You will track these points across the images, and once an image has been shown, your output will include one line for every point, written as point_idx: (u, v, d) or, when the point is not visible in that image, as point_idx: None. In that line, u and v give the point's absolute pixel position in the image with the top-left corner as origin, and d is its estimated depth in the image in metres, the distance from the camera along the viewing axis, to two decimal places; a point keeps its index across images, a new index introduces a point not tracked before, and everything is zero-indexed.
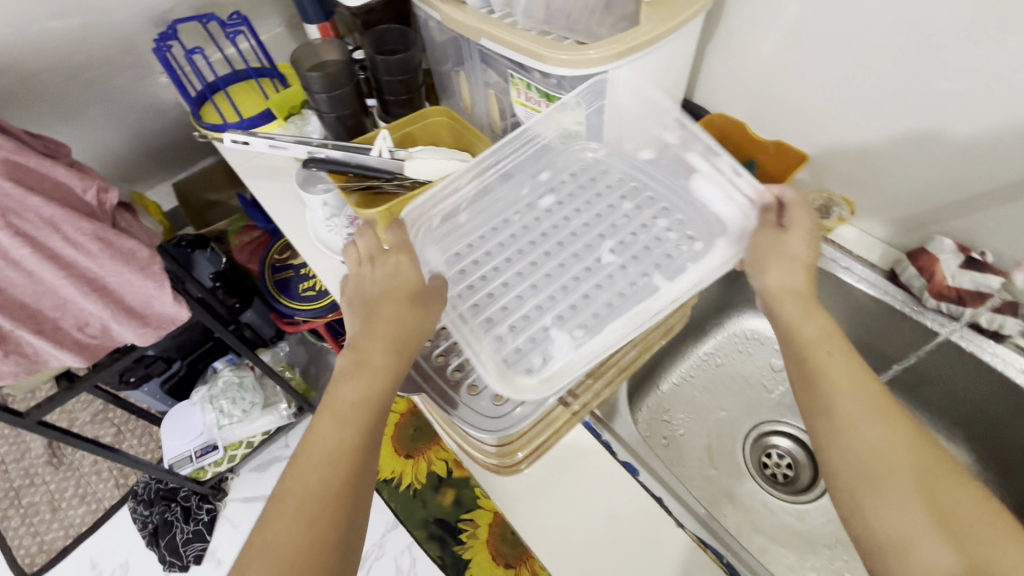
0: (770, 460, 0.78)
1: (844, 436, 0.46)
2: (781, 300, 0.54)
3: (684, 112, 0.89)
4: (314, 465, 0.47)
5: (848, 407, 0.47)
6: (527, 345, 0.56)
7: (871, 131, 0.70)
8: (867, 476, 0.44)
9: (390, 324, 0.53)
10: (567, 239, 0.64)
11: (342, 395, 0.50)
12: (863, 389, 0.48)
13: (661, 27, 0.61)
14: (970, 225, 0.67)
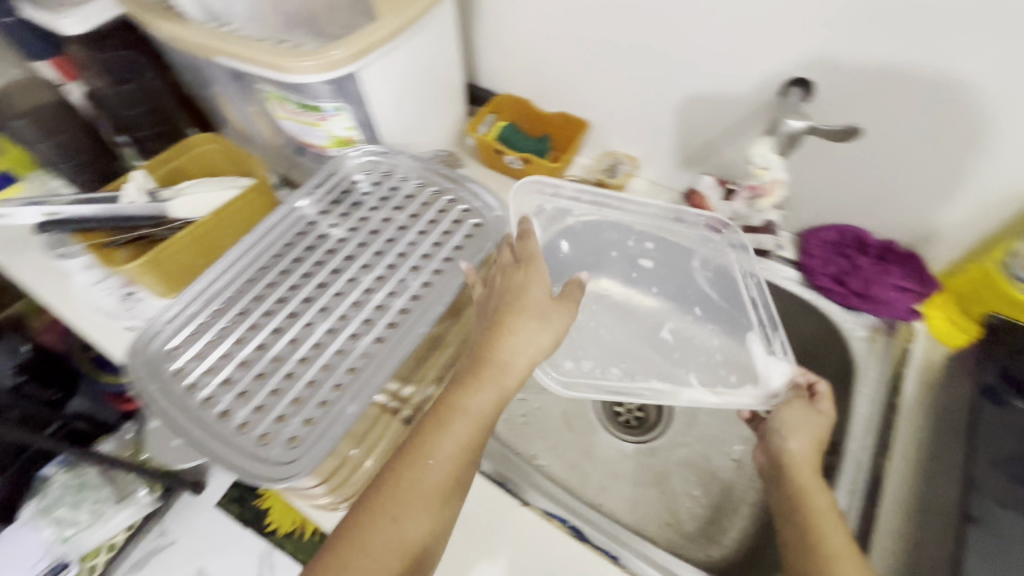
0: (623, 408, 0.83)
1: (792, 512, 0.49)
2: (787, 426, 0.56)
3: (473, 97, 0.89)
4: (419, 499, 0.44)
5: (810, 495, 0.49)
6: (289, 405, 0.48)
7: (627, 90, 0.74)
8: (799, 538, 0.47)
9: (481, 382, 0.49)
10: (330, 267, 0.57)
11: (453, 412, 0.48)
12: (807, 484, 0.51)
13: (399, 19, 0.59)
14: (724, 161, 0.74)
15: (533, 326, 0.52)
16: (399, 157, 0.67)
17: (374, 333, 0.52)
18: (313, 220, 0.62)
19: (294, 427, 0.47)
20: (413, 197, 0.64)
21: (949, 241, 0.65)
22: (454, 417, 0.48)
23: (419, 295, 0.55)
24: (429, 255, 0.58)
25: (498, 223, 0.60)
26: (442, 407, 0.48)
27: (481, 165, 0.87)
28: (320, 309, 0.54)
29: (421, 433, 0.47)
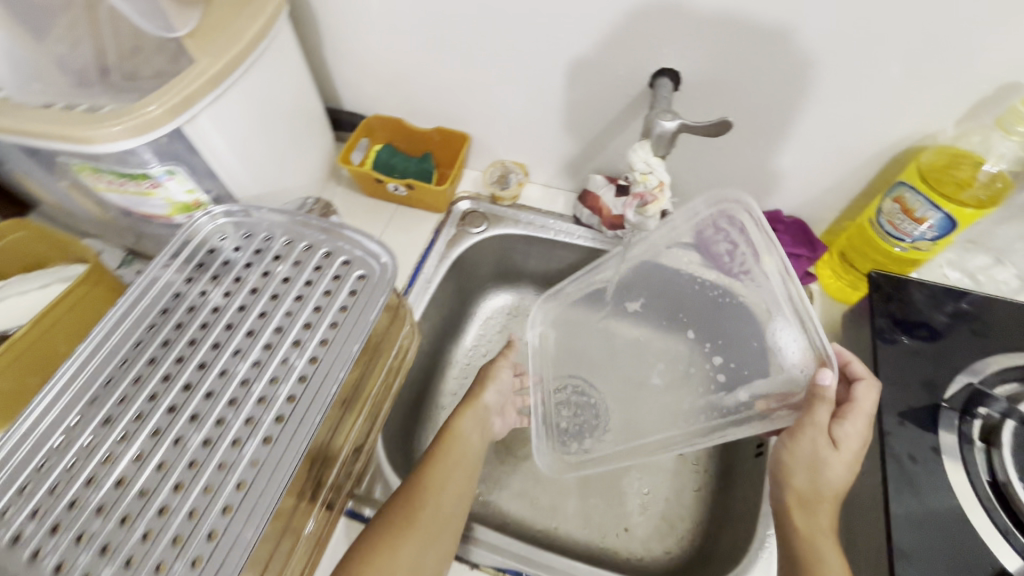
0: None
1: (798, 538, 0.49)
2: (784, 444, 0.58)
3: (341, 124, 0.81)
4: (442, 508, 0.55)
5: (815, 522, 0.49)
6: (184, 533, 0.41)
7: (500, 100, 0.70)
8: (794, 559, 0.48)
9: (468, 421, 0.65)
10: (205, 352, 0.49)
11: (454, 447, 0.61)
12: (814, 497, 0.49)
13: (220, 62, 0.51)
14: (610, 157, 0.73)
15: (492, 390, 0.70)
16: (258, 212, 0.58)
17: (259, 435, 0.45)
18: (165, 307, 0.52)
19: (193, 557, 0.40)
20: (283, 256, 0.56)
21: (827, 205, 0.68)
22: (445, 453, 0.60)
23: (306, 377, 0.47)
24: (312, 324, 0.51)
25: (383, 272, 0.53)
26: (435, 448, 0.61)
27: (365, 194, 0.81)
28: (190, 419, 0.46)
29: (432, 461, 0.59)
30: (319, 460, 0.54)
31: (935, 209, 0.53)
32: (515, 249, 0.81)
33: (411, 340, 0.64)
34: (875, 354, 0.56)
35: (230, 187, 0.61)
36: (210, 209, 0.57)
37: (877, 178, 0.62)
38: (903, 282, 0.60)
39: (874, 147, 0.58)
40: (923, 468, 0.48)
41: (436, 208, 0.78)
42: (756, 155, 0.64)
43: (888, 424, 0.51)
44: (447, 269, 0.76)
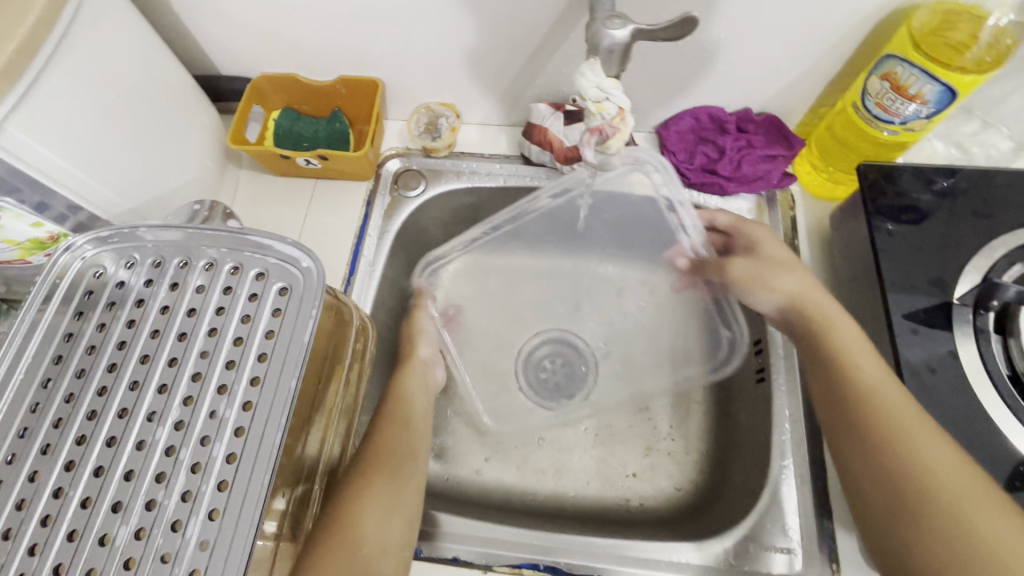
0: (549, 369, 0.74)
1: (864, 422, 0.45)
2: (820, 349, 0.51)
3: (223, 94, 0.66)
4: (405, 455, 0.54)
5: (884, 410, 0.44)
6: None
7: (406, 32, 0.57)
8: (887, 464, 0.42)
9: (412, 380, 0.61)
10: (113, 424, 0.40)
11: (407, 390, 0.60)
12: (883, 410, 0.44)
13: (6, 49, 0.37)
14: (551, 79, 0.62)
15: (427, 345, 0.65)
16: (139, 232, 0.46)
17: (202, 511, 0.37)
18: (46, 378, 0.42)
19: None
20: (181, 282, 0.45)
21: (801, 95, 0.60)
22: (402, 405, 0.58)
23: (243, 428, 0.39)
24: (236, 362, 0.42)
25: (308, 280, 0.44)
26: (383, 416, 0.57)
27: (273, 173, 0.68)
28: (112, 510, 0.37)
29: (393, 406, 0.58)
30: (298, 476, 0.46)
31: (931, 81, 0.46)
32: (465, 205, 0.70)
33: (365, 336, 0.56)
34: (878, 262, 0.51)
35: (85, 208, 0.48)
36: (72, 242, 0.45)
37: (856, 55, 0.54)
38: (892, 168, 0.54)
39: (853, 19, 0.50)
40: (942, 376, 0.46)
41: (361, 175, 0.66)
42: (720, 50, 0.55)
43: (900, 337, 0.47)
44: (390, 242, 0.66)
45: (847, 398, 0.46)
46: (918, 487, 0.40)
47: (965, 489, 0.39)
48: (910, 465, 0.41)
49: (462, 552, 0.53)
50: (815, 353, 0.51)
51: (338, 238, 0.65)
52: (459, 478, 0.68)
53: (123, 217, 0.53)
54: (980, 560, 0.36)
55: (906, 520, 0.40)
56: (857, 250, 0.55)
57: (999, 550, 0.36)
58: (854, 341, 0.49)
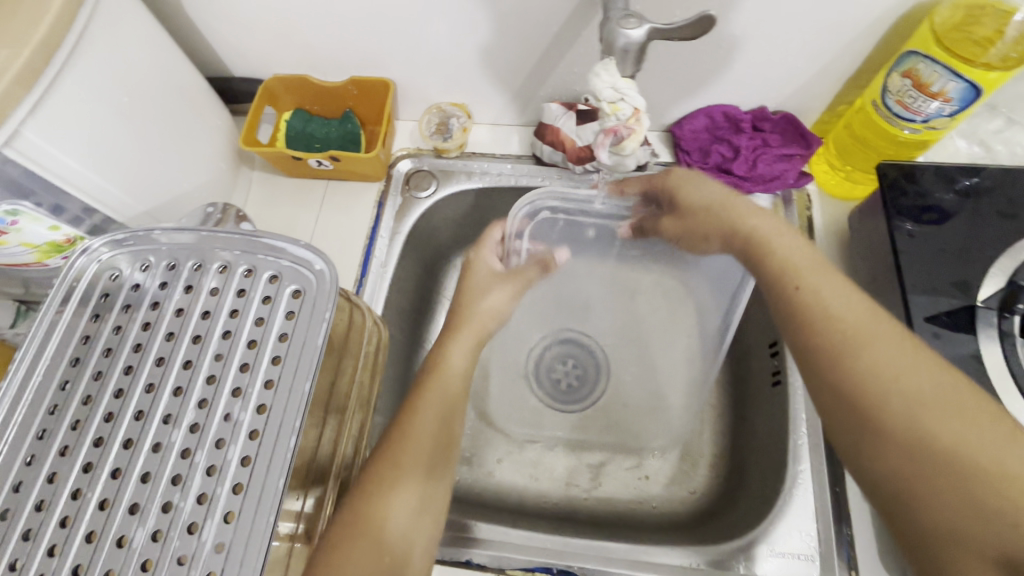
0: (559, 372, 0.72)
1: (813, 346, 0.37)
2: (763, 275, 0.43)
3: (236, 96, 0.67)
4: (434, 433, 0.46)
5: (839, 328, 0.37)
6: None
7: (417, 33, 0.57)
8: (845, 400, 0.35)
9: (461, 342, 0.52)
10: (130, 426, 0.40)
11: (450, 360, 0.50)
12: (846, 322, 0.37)
13: (24, 54, 0.37)
14: (563, 78, 0.61)
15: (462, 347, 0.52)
16: (154, 234, 0.46)
17: (217, 514, 0.37)
18: (64, 380, 0.42)
19: None
20: (196, 285, 0.45)
21: (819, 93, 0.58)
22: (439, 375, 0.49)
23: (258, 431, 0.39)
24: (249, 365, 0.42)
25: (321, 283, 0.44)
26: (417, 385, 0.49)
27: (285, 175, 0.68)
28: (129, 511, 0.38)
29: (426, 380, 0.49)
30: (313, 478, 0.46)
31: (954, 78, 0.45)
32: (476, 206, 0.70)
33: (378, 338, 0.56)
34: (898, 263, 0.50)
35: (102, 210, 0.48)
36: (89, 245, 0.45)
37: (875, 52, 0.53)
38: (913, 167, 0.52)
39: (873, 16, 0.49)
40: (966, 382, 0.45)
41: (373, 175, 0.66)
42: (736, 48, 0.54)
43: (921, 341, 0.46)
44: (402, 243, 0.66)
45: (794, 321, 0.39)
46: (876, 401, 0.34)
47: (926, 393, 0.33)
48: (861, 367, 0.35)
49: (475, 554, 0.53)
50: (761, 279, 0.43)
51: (350, 239, 0.66)
52: (472, 480, 0.68)
53: (139, 219, 0.53)
54: (960, 483, 0.30)
55: (878, 446, 0.33)
56: (875, 251, 0.54)
57: (1001, 470, 0.30)
58: (796, 257, 0.41)
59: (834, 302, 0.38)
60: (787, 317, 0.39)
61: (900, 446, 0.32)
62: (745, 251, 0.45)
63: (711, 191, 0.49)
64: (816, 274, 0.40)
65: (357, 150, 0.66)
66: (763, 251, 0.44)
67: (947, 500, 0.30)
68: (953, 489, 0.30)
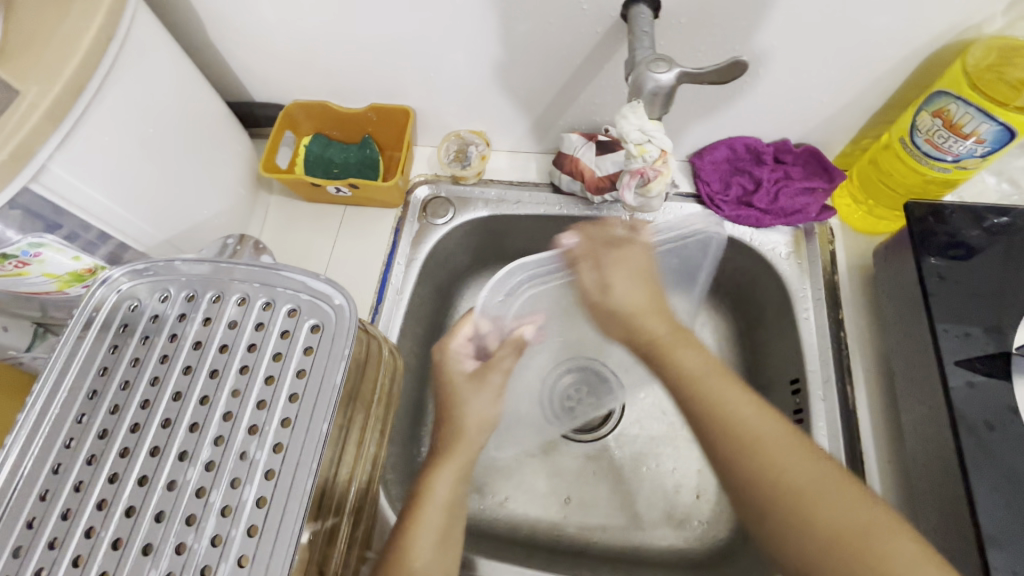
0: (574, 397, 0.70)
1: (721, 442, 0.40)
2: (691, 374, 0.43)
3: (256, 123, 0.67)
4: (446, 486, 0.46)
5: (750, 432, 0.40)
6: None
7: (439, 64, 0.58)
8: (750, 475, 0.38)
9: (482, 396, 0.53)
10: (147, 464, 0.40)
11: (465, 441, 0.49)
12: (742, 426, 0.40)
13: (54, 91, 0.38)
14: (583, 109, 0.61)
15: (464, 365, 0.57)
16: (175, 264, 0.46)
17: (231, 557, 0.36)
18: (81, 414, 0.41)
19: None
20: (214, 317, 0.45)
21: (843, 126, 0.58)
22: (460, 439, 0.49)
23: (274, 471, 0.39)
24: (266, 403, 0.41)
25: (340, 318, 0.43)
26: (439, 453, 0.49)
27: (304, 200, 0.68)
28: (142, 552, 0.37)
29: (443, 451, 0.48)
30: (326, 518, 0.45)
31: (987, 119, 0.45)
32: (492, 233, 0.70)
33: (394, 367, 0.55)
34: (929, 308, 0.48)
35: (121, 239, 0.49)
36: (110, 275, 0.45)
37: (901, 88, 0.52)
38: (942, 205, 0.51)
39: (901, 56, 0.49)
40: (1000, 432, 0.43)
41: (390, 202, 0.66)
42: (758, 83, 0.53)
43: (955, 390, 0.45)
44: (418, 269, 0.65)
45: (716, 431, 0.40)
46: (780, 492, 0.37)
47: (823, 488, 0.37)
48: (806, 512, 0.36)
49: None
50: (676, 396, 0.44)
51: (365, 266, 0.65)
52: (481, 511, 0.66)
53: (159, 247, 0.54)
54: (839, 545, 0.35)
55: (778, 521, 0.37)
56: (900, 291, 0.53)
57: (874, 553, 0.34)
58: (718, 374, 0.43)
59: (729, 400, 0.41)
60: (692, 417, 0.42)
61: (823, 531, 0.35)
62: (649, 352, 0.47)
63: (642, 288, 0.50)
64: (764, 426, 0.40)
65: (375, 176, 0.66)
66: (663, 357, 0.46)
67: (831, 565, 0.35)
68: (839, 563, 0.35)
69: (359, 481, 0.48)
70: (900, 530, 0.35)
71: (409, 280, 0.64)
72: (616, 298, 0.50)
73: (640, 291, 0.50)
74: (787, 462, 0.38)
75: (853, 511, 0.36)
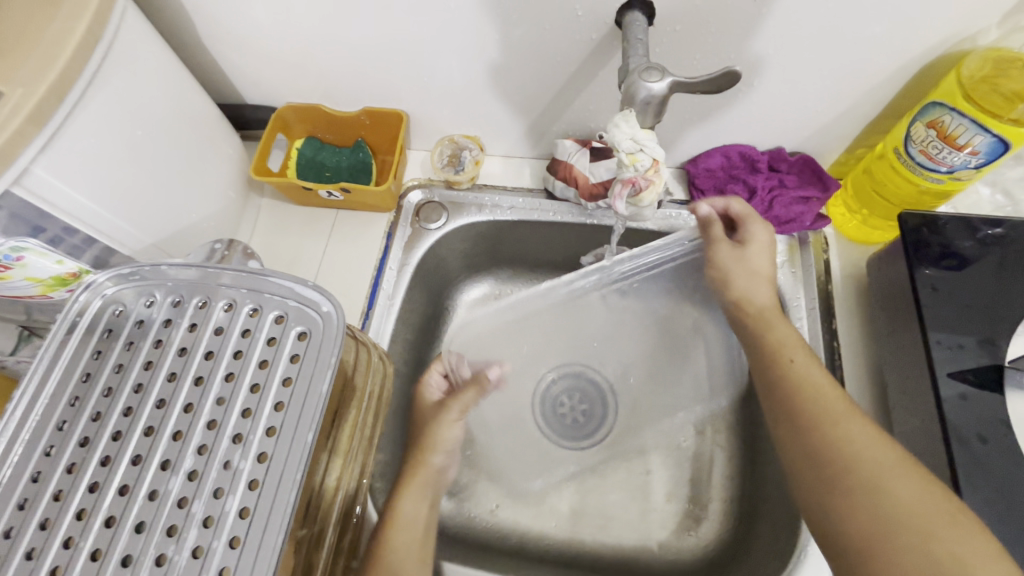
0: (568, 405, 0.68)
1: (798, 414, 0.43)
2: (784, 354, 0.47)
3: (248, 125, 0.67)
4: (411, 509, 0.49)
5: (825, 408, 0.43)
6: None
7: (433, 69, 0.57)
8: (816, 443, 0.41)
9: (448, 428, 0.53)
10: (129, 473, 0.39)
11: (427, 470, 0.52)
12: (819, 399, 0.43)
13: (37, 93, 0.37)
14: (577, 115, 0.61)
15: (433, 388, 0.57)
16: (161, 269, 0.46)
17: (212, 570, 0.36)
18: (62, 420, 0.41)
19: None
20: (200, 323, 0.44)
21: (837, 135, 0.58)
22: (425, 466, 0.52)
23: (258, 481, 0.38)
24: (252, 411, 0.40)
25: (327, 326, 0.43)
26: (405, 478, 0.52)
27: (295, 203, 0.68)
28: (121, 564, 0.36)
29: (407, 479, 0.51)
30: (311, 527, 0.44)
31: (982, 131, 0.45)
32: (485, 238, 0.69)
33: (385, 373, 0.55)
34: (922, 319, 0.48)
35: (107, 242, 0.48)
36: (93, 280, 0.44)
37: (896, 97, 0.52)
38: (937, 216, 0.51)
39: (895, 66, 0.48)
40: (993, 446, 0.43)
41: (382, 206, 0.66)
42: (753, 91, 0.53)
43: (948, 402, 0.45)
44: (411, 274, 0.65)
45: (793, 402, 0.44)
46: (841, 462, 0.40)
47: (889, 468, 0.38)
48: (865, 484, 0.38)
49: None
50: (760, 371, 0.48)
51: (357, 270, 0.65)
52: (472, 519, 0.66)
53: (145, 250, 0.53)
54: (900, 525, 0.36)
55: (834, 487, 0.39)
56: (893, 301, 0.52)
57: (922, 527, 0.35)
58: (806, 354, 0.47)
59: (812, 376, 0.45)
60: (775, 388, 0.46)
61: (878, 501, 0.37)
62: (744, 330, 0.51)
63: (763, 262, 0.53)
64: (843, 411, 0.42)
65: (368, 181, 0.66)
66: (760, 329, 0.50)
67: (875, 536, 0.36)
68: (886, 536, 0.36)
69: (347, 489, 0.47)
70: (962, 520, 0.35)
71: (401, 285, 0.64)
72: (750, 264, 0.53)
73: (764, 261, 0.53)
74: (859, 434, 0.41)
75: (914, 490, 0.37)
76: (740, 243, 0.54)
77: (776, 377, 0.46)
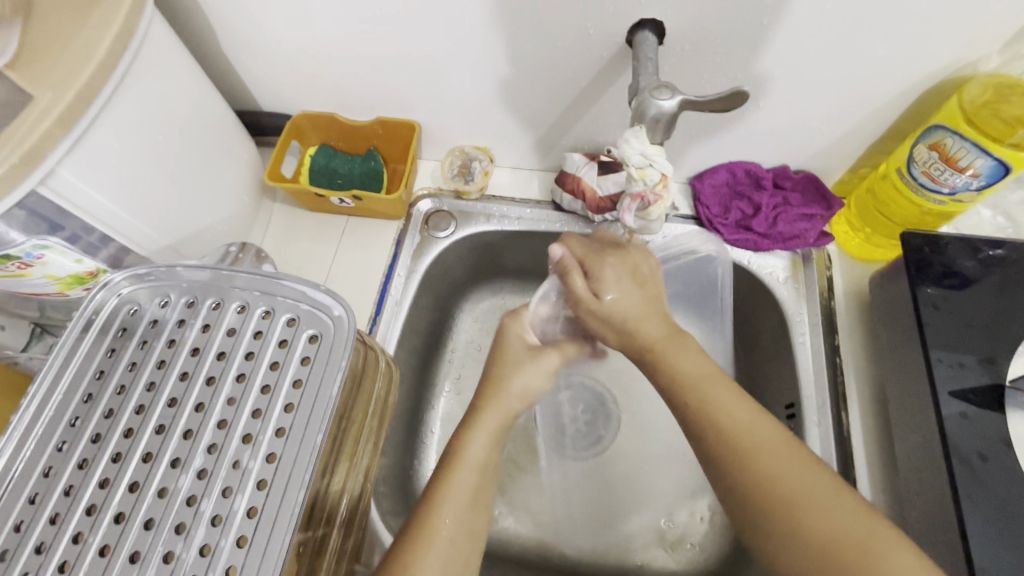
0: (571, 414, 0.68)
1: (715, 454, 0.39)
2: (684, 395, 0.41)
3: (264, 132, 0.68)
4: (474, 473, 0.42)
5: (744, 437, 0.38)
6: None
7: (446, 81, 0.59)
8: (741, 480, 0.37)
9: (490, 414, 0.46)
10: (139, 470, 0.39)
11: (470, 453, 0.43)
12: (727, 433, 0.38)
13: (67, 96, 0.38)
14: (586, 129, 0.62)
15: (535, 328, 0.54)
16: (176, 270, 0.46)
17: (219, 567, 0.36)
18: (75, 417, 0.41)
19: None
20: (213, 324, 0.45)
21: (842, 154, 0.59)
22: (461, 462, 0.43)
23: (266, 481, 0.38)
24: (261, 411, 0.41)
25: (338, 329, 0.43)
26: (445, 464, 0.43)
27: (307, 210, 0.69)
28: (129, 560, 0.37)
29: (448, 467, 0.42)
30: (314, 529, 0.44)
31: (983, 155, 0.46)
32: (493, 247, 0.70)
33: (391, 378, 0.55)
34: (924, 336, 0.49)
35: (123, 243, 0.49)
36: (111, 279, 0.45)
37: (899, 119, 0.53)
38: (939, 236, 0.52)
39: (898, 89, 0.50)
40: (994, 465, 0.44)
41: (392, 214, 0.67)
42: (759, 110, 0.54)
43: (949, 420, 0.45)
44: (418, 281, 0.65)
45: (704, 428, 0.39)
46: (769, 496, 0.36)
47: (816, 492, 0.35)
48: (791, 518, 0.35)
49: None
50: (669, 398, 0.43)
51: (365, 276, 0.65)
52: None
53: (160, 252, 0.54)
54: (848, 556, 0.33)
55: (767, 528, 0.36)
56: (895, 319, 0.53)
57: (866, 559, 0.32)
58: (712, 381, 0.41)
59: (724, 401, 0.40)
60: (685, 424, 0.41)
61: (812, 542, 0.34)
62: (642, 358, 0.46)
63: (635, 302, 0.47)
64: (764, 435, 0.38)
65: (379, 189, 0.67)
66: (659, 364, 0.44)
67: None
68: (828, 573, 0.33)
69: (351, 493, 0.47)
70: (903, 546, 0.32)
71: (409, 292, 0.65)
72: (617, 314, 0.47)
73: (635, 300, 0.47)
74: (780, 463, 0.36)
75: (842, 518, 0.34)
76: (600, 292, 0.48)
77: (686, 411, 0.41)
